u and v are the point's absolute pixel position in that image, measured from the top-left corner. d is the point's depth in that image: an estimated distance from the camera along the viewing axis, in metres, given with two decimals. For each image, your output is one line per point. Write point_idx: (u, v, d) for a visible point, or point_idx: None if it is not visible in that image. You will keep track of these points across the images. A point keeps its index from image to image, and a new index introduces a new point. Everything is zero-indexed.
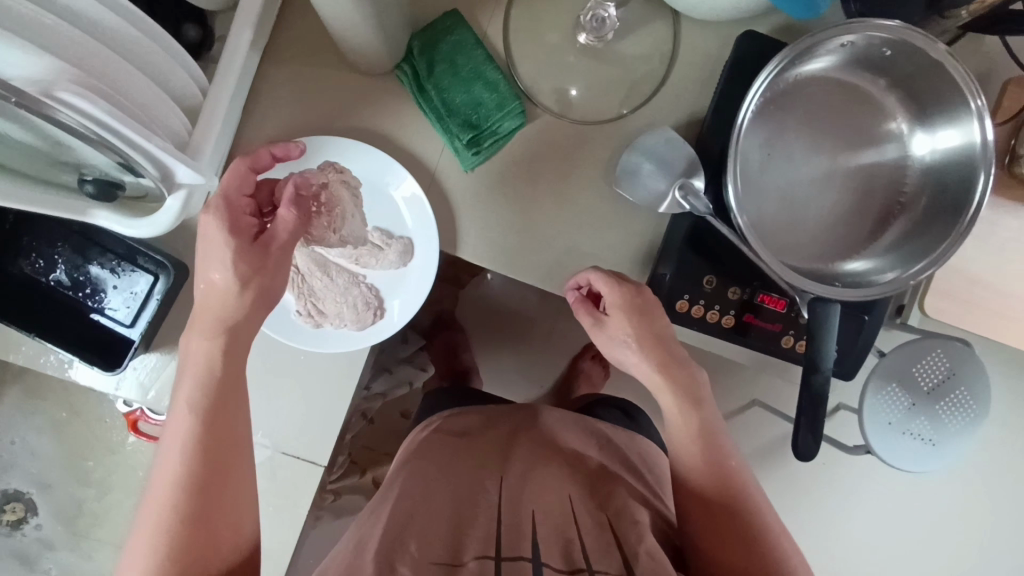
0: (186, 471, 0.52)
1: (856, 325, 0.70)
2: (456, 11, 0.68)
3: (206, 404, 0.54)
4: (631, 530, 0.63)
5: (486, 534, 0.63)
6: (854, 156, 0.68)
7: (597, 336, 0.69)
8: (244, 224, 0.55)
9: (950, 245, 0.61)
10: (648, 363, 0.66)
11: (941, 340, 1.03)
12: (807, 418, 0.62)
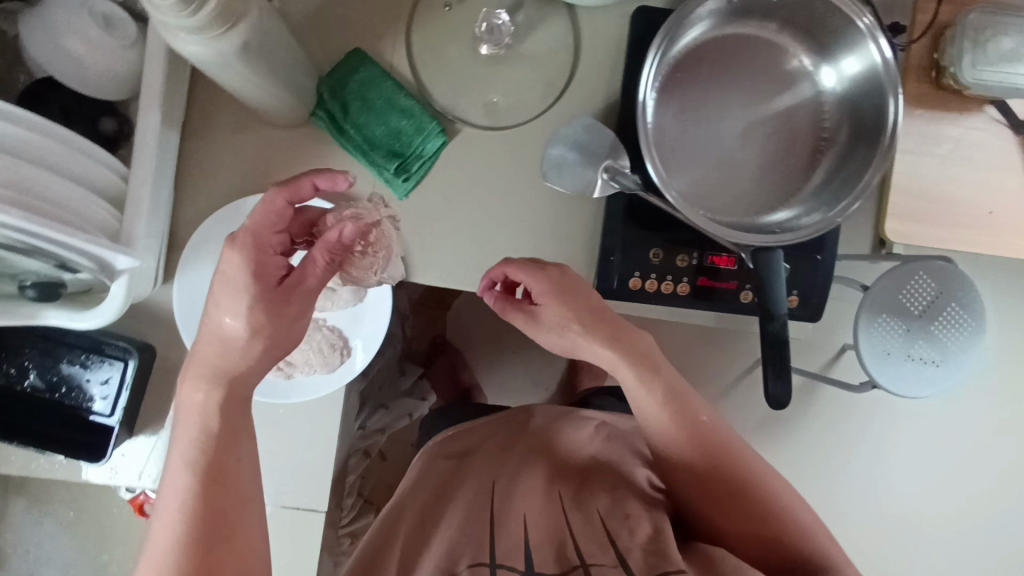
0: (191, 524, 0.54)
1: (811, 265, 0.71)
2: (359, 49, 0.70)
3: (210, 456, 0.56)
4: (621, 526, 0.65)
5: (482, 547, 0.64)
6: (771, 101, 0.69)
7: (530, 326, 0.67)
8: (272, 266, 0.58)
9: (877, 168, 0.62)
10: (595, 339, 0.66)
11: (924, 262, 0.99)
12: (774, 367, 0.62)
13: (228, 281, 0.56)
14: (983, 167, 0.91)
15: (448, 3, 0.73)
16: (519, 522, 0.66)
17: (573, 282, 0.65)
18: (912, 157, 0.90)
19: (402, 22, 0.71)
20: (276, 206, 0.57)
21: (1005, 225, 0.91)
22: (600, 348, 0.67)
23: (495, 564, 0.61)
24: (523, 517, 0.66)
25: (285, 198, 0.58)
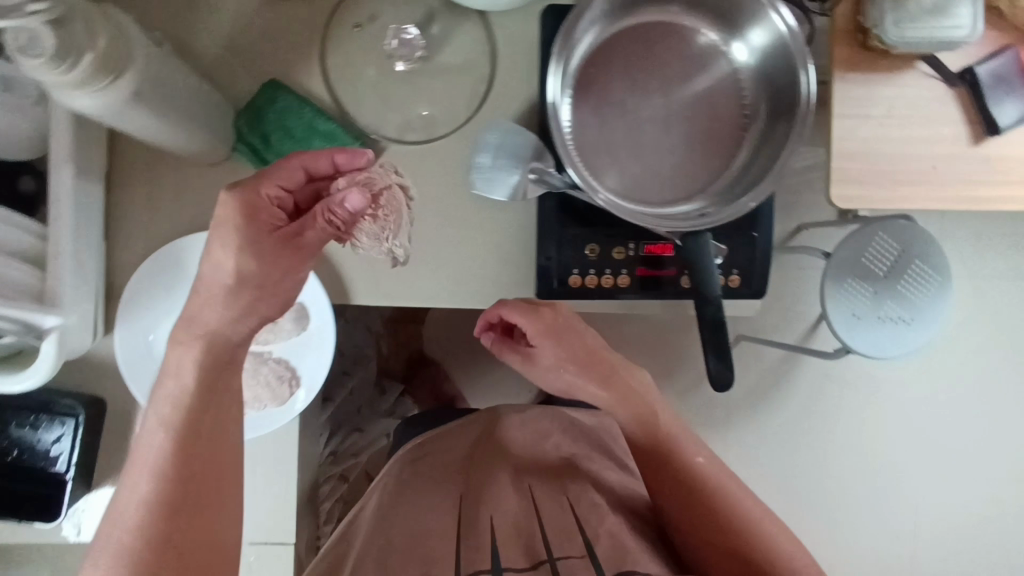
0: (161, 497, 0.54)
1: (748, 244, 0.71)
2: (273, 80, 0.70)
3: (188, 428, 0.56)
4: (589, 511, 0.66)
5: (449, 536, 0.63)
6: (689, 82, 0.68)
7: (529, 366, 0.72)
8: (266, 219, 0.58)
9: (795, 142, 0.62)
10: (590, 376, 0.71)
11: (880, 225, 1.16)
12: (714, 347, 0.62)
13: (224, 225, 0.56)
14: (922, 124, 0.91)
15: (358, 23, 0.72)
16: (485, 518, 0.65)
17: (567, 319, 0.69)
18: (850, 122, 0.91)
19: (315, 47, 0.71)
20: (290, 172, 0.58)
21: (950, 180, 0.91)
22: (594, 387, 0.72)
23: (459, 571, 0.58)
24: (489, 514, 0.65)
25: (302, 164, 0.59)
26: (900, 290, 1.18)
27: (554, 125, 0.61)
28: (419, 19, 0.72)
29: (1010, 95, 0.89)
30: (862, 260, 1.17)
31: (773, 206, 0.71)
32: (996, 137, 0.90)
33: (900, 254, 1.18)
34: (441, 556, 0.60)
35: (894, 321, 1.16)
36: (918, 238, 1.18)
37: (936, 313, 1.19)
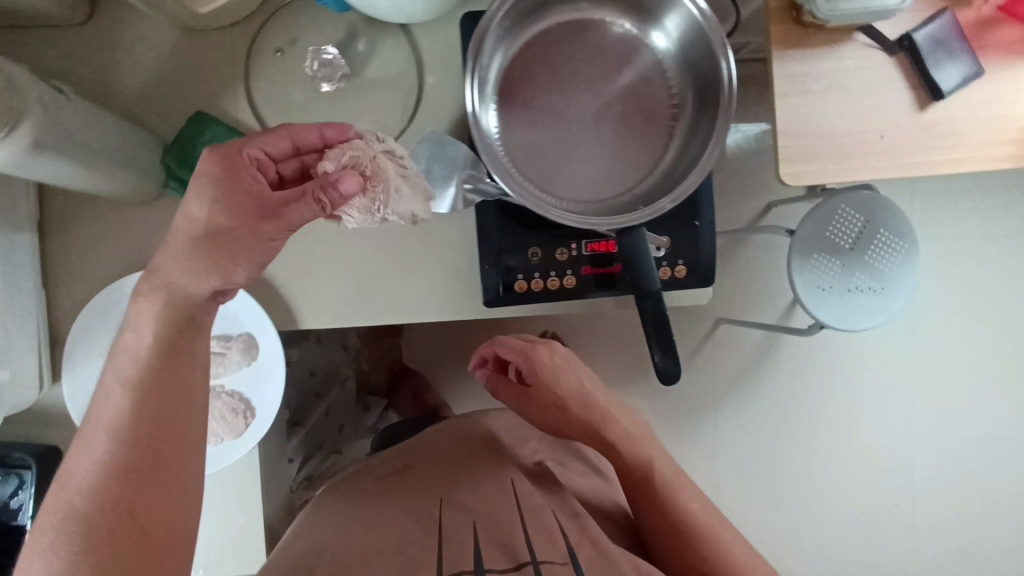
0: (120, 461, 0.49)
1: (690, 234, 0.71)
2: (199, 112, 0.69)
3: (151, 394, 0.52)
4: (573, 519, 0.66)
5: (430, 533, 0.62)
6: (615, 76, 0.68)
7: (517, 396, 0.80)
8: (242, 179, 0.54)
9: (722, 123, 0.61)
10: (575, 404, 0.78)
11: (842, 198, 1.19)
12: (657, 339, 0.62)
13: (201, 177, 0.53)
14: (865, 96, 0.90)
15: (280, 47, 0.71)
16: (466, 521, 0.64)
17: (561, 360, 0.80)
18: (793, 100, 0.90)
19: (239, 75, 0.71)
20: (274, 142, 0.56)
21: (897, 149, 0.91)
22: (577, 417, 0.78)
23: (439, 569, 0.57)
24: (471, 518, 0.64)
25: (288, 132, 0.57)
26: (867, 260, 1.18)
27: (476, 134, 0.60)
28: (340, 38, 0.72)
29: (948, 59, 0.89)
30: (827, 234, 1.18)
31: (712, 194, 0.71)
32: (939, 102, 0.90)
33: (864, 226, 1.19)
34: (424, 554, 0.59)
35: (865, 290, 1.18)
36: (880, 208, 1.19)
37: (906, 281, 1.19)
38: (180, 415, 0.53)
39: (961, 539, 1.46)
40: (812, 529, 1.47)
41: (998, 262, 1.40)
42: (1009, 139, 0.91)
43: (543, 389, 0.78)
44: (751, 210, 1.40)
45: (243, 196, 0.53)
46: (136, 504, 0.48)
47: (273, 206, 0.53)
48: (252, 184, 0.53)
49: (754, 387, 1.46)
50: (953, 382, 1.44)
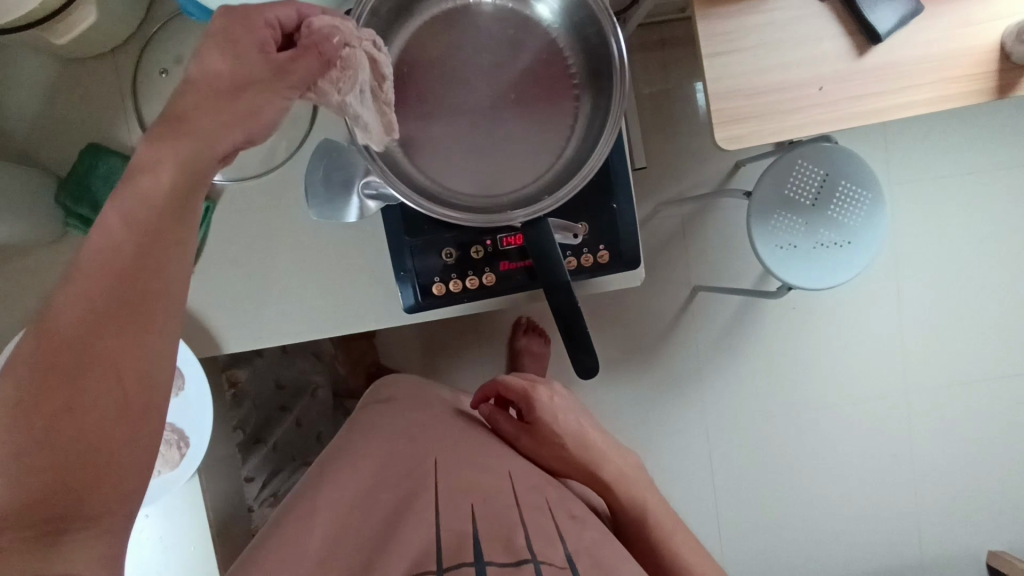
0: (61, 353, 0.39)
1: (608, 218, 0.69)
2: (91, 145, 0.68)
3: (106, 266, 0.41)
4: (570, 525, 0.69)
5: (430, 520, 0.64)
6: (507, 56, 0.64)
7: (515, 430, 0.81)
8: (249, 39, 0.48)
9: (617, 108, 0.60)
10: (571, 441, 0.81)
11: (797, 153, 1.14)
12: (573, 341, 0.62)
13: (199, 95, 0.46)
14: (800, 46, 0.85)
15: (164, 67, 0.68)
16: (466, 509, 0.66)
17: (559, 404, 0.84)
18: (722, 59, 0.85)
19: (128, 102, 0.69)
20: (286, 13, 0.49)
21: (840, 98, 0.86)
22: (573, 452, 0.80)
23: (443, 568, 0.60)
24: (472, 505, 0.66)
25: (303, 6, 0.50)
26: (829, 214, 1.14)
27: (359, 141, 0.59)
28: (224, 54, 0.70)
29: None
30: (785, 192, 1.13)
31: (628, 174, 0.69)
32: (878, 46, 0.85)
33: (824, 180, 1.14)
34: (427, 546, 0.62)
35: (832, 246, 1.13)
36: (840, 159, 1.14)
37: (874, 231, 1.14)
38: (139, 303, 0.41)
39: (965, 491, 1.38)
40: (811, 494, 1.40)
41: (981, 202, 1.32)
42: (957, 76, 0.86)
43: (542, 426, 0.80)
44: (716, 172, 1.34)
45: (245, 57, 0.48)
46: (77, 414, 0.39)
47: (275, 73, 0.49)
48: (258, 47, 0.48)
49: (742, 351, 1.38)
50: (947, 330, 1.36)
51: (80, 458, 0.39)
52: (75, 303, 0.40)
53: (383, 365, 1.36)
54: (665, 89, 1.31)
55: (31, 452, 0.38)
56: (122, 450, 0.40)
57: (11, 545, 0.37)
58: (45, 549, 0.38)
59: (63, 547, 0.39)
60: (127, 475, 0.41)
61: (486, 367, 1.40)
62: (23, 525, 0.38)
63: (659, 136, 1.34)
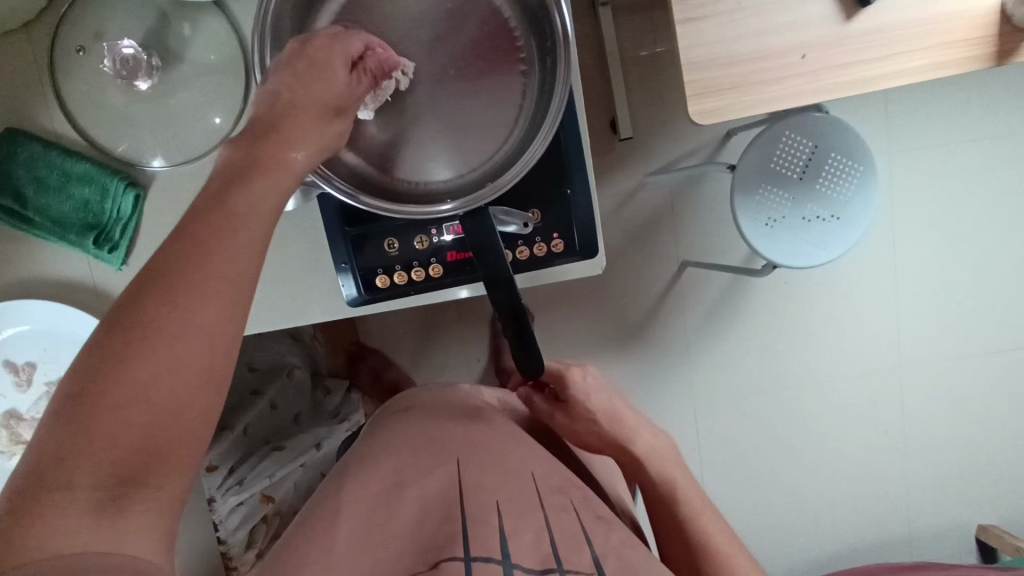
0: (140, 308, 0.37)
1: (562, 204, 0.65)
2: (10, 129, 0.65)
3: (201, 225, 0.39)
4: (596, 527, 0.62)
5: (456, 514, 0.59)
6: (449, 28, 0.58)
7: (550, 409, 0.78)
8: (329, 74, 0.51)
9: (559, 89, 0.55)
10: (605, 420, 0.77)
11: (785, 122, 1.06)
12: (511, 334, 0.58)
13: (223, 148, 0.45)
14: (782, 10, 0.78)
15: (82, 45, 0.66)
16: (491, 504, 0.60)
17: (594, 383, 0.80)
18: (700, 25, 0.79)
19: (47, 83, 0.66)
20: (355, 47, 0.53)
21: (824, 69, 0.80)
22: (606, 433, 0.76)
23: (467, 558, 0.54)
24: (495, 500, 0.61)
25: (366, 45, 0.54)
26: (818, 188, 1.07)
27: None
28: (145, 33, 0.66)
29: None
30: (771, 165, 1.06)
31: (583, 158, 0.65)
32: (867, 10, 0.78)
33: (813, 153, 1.07)
34: (451, 535, 0.57)
35: (821, 221, 1.07)
36: (831, 129, 1.07)
37: (864, 206, 1.07)
38: (215, 273, 0.38)
39: (957, 471, 1.33)
40: (800, 478, 1.34)
41: (980, 172, 1.24)
42: (954, 42, 0.79)
43: (576, 405, 0.77)
44: (705, 140, 1.24)
45: (320, 73, 0.50)
46: (152, 372, 0.36)
47: (344, 109, 0.52)
48: (336, 80, 0.51)
49: (738, 328, 1.29)
50: (945, 307, 1.28)
51: (154, 419, 0.36)
52: (163, 264, 0.38)
53: (364, 344, 1.30)
54: (653, 53, 1.20)
55: (110, 407, 0.35)
56: (193, 415, 0.37)
57: (78, 505, 0.33)
58: (110, 515, 0.33)
59: (128, 516, 0.34)
60: (194, 445, 0.37)
61: (467, 351, 1.31)
62: (94, 484, 0.34)
63: (647, 102, 1.22)
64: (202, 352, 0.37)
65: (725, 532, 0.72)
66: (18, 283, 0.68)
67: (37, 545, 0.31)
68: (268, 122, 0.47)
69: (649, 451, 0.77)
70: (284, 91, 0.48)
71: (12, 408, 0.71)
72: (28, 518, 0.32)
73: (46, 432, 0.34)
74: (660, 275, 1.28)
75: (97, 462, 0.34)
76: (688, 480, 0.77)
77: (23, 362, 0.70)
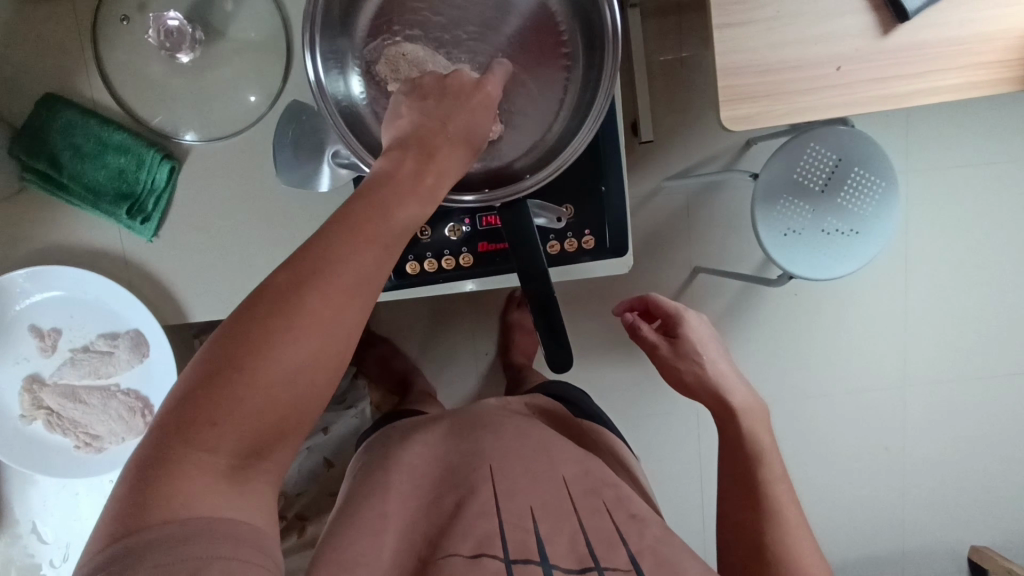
0: (291, 294, 0.39)
1: (596, 201, 0.66)
2: (49, 94, 0.65)
3: (342, 223, 0.42)
4: (629, 525, 0.62)
5: (492, 513, 0.60)
6: (499, 23, 0.58)
7: (660, 343, 0.74)
8: (477, 115, 0.51)
9: (603, 93, 0.56)
10: (716, 368, 0.71)
11: (812, 134, 1.06)
12: (545, 331, 0.58)
13: None
14: (820, 20, 0.79)
15: (126, 15, 0.67)
16: (525, 509, 0.61)
17: (708, 332, 0.75)
18: (736, 31, 0.79)
19: (88, 52, 0.66)
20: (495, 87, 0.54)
21: (858, 81, 0.80)
22: (714, 385, 0.70)
23: (507, 560, 0.56)
24: (530, 505, 0.61)
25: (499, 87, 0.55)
26: (839, 203, 1.07)
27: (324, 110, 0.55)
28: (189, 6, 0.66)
29: None
30: (794, 176, 1.06)
31: (619, 157, 0.65)
32: (904, 26, 0.78)
33: (836, 166, 1.07)
34: (490, 532, 0.58)
35: (839, 234, 1.07)
36: (858, 143, 1.06)
37: (884, 225, 1.07)
38: (353, 274, 0.41)
39: (954, 492, 1.33)
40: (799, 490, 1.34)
41: (997, 197, 1.24)
42: (987, 62, 0.79)
43: (690, 346, 0.73)
44: (727, 146, 1.23)
45: (468, 106, 0.51)
46: (295, 359, 0.39)
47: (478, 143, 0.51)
48: (476, 116, 0.51)
49: (747, 336, 1.29)
50: (954, 327, 1.28)
51: (287, 402, 0.39)
52: (317, 254, 0.40)
53: (373, 331, 1.30)
54: (680, 58, 1.20)
55: (259, 385, 0.38)
56: (318, 398, 0.40)
57: (214, 472, 0.37)
58: (237, 484, 0.38)
59: (250, 486, 0.39)
60: (305, 425, 0.41)
61: (476, 344, 1.31)
62: (229, 454, 0.38)
63: (670, 105, 1.22)
64: (337, 345, 0.40)
65: (794, 509, 0.66)
66: (41, 249, 0.68)
67: (177, 501, 0.36)
68: (422, 146, 0.48)
69: (746, 408, 0.70)
70: (440, 117, 0.50)
71: (35, 372, 0.72)
72: (170, 479, 0.36)
73: (194, 395, 0.37)
74: (674, 277, 1.28)
75: (236, 433, 0.37)
76: (773, 445, 0.70)
77: (49, 327, 0.70)
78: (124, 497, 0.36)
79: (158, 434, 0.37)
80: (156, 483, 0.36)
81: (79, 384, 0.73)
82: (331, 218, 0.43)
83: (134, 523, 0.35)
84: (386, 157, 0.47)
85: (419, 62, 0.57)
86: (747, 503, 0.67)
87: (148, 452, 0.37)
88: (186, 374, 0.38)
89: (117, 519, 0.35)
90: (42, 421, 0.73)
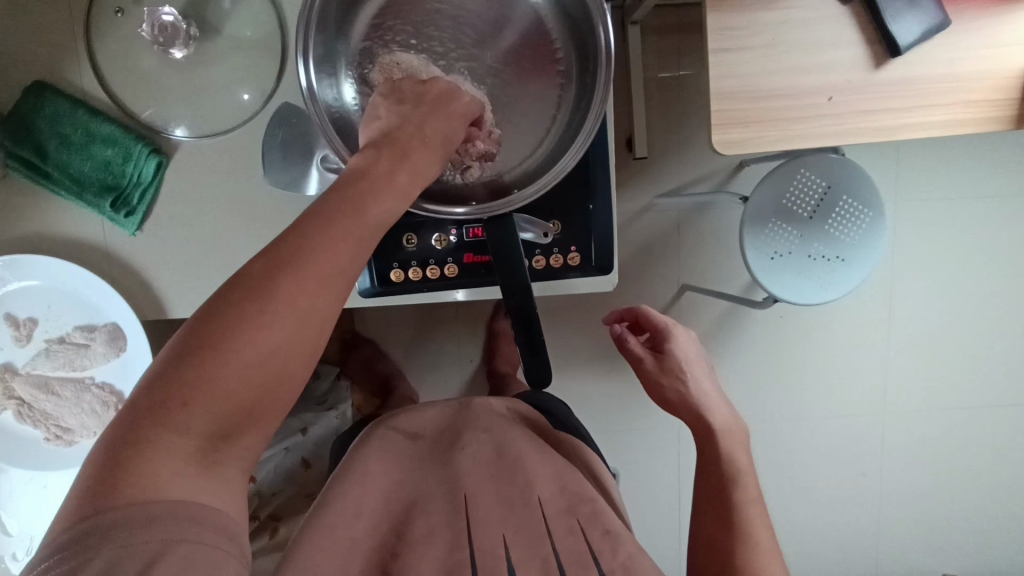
0: (271, 281, 0.40)
1: (583, 218, 0.66)
2: (38, 82, 0.64)
3: (321, 221, 0.42)
4: (603, 543, 0.61)
5: (463, 545, 0.60)
6: (496, 35, 0.59)
7: (647, 356, 0.73)
8: (453, 130, 0.52)
9: (595, 108, 0.56)
10: (698, 388, 0.71)
11: (803, 160, 1.07)
12: (524, 343, 0.58)
13: None
14: (814, 51, 0.80)
15: (120, 6, 0.66)
16: (497, 538, 0.61)
17: (693, 350, 0.76)
18: (731, 55, 0.79)
19: (80, 41, 0.65)
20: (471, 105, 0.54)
21: (847, 112, 0.81)
22: (694, 406, 0.70)
23: None
24: (503, 535, 0.61)
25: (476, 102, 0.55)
26: (826, 228, 1.08)
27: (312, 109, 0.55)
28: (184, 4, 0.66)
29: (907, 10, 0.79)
30: (784, 200, 1.07)
31: (608, 174, 0.66)
32: (895, 60, 0.79)
33: (825, 193, 1.08)
34: (460, 564, 0.58)
35: (825, 259, 1.08)
36: (848, 172, 1.08)
37: (870, 253, 1.08)
38: (330, 265, 0.41)
39: (930, 518, 1.34)
40: (776, 509, 1.34)
41: (981, 231, 1.26)
42: (975, 101, 0.80)
43: (676, 362, 0.73)
44: (720, 166, 1.24)
45: (441, 109, 0.52)
46: (271, 344, 0.39)
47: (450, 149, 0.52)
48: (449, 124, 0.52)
49: (731, 354, 1.30)
50: (933, 357, 1.30)
51: (261, 387, 0.39)
52: (295, 244, 0.41)
53: (358, 332, 1.30)
54: (677, 76, 1.20)
55: (234, 368, 0.38)
56: (292, 383, 0.41)
57: (186, 454, 0.37)
58: (208, 467, 0.38)
59: (221, 470, 0.38)
60: (276, 414, 0.41)
61: (462, 350, 1.30)
62: (202, 436, 0.37)
63: (664, 124, 1.23)
64: (313, 334, 0.41)
65: (767, 534, 0.66)
66: (19, 236, 0.68)
67: (146, 482, 0.35)
68: (401, 143, 0.49)
69: (725, 429, 0.70)
70: (424, 124, 0.50)
71: (8, 362, 0.71)
72: (141, 458, 0.35)
73: (168, 374, 0.37)
74: (663, 291, 1.29)
75: (211, 414, 0.37)
76: (748, 469, 0.70)
77: (25, 317, 0.69)
78: (91, 474, 0.35)
79: (125, 415, 0.36)
80: (124, 462, 0.35)
81: (52, 374, 0.72)
82: (309, 214, 0.43)
83: (102, 501, 0.34)
84: (361, 155, 0.48)
85: (411, 70, 0.57)
86: (719, 527, 0.67)
87: (119, 430, 0.36)
88: (158, 354, 0.38)
89: (82, 496, 0.34)
90: (12, 411, 0.72)
